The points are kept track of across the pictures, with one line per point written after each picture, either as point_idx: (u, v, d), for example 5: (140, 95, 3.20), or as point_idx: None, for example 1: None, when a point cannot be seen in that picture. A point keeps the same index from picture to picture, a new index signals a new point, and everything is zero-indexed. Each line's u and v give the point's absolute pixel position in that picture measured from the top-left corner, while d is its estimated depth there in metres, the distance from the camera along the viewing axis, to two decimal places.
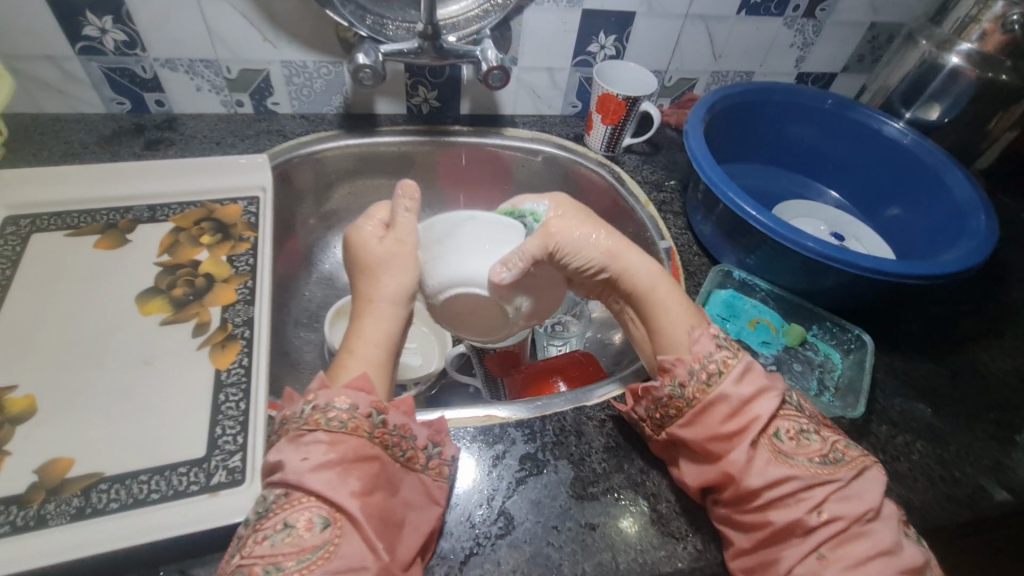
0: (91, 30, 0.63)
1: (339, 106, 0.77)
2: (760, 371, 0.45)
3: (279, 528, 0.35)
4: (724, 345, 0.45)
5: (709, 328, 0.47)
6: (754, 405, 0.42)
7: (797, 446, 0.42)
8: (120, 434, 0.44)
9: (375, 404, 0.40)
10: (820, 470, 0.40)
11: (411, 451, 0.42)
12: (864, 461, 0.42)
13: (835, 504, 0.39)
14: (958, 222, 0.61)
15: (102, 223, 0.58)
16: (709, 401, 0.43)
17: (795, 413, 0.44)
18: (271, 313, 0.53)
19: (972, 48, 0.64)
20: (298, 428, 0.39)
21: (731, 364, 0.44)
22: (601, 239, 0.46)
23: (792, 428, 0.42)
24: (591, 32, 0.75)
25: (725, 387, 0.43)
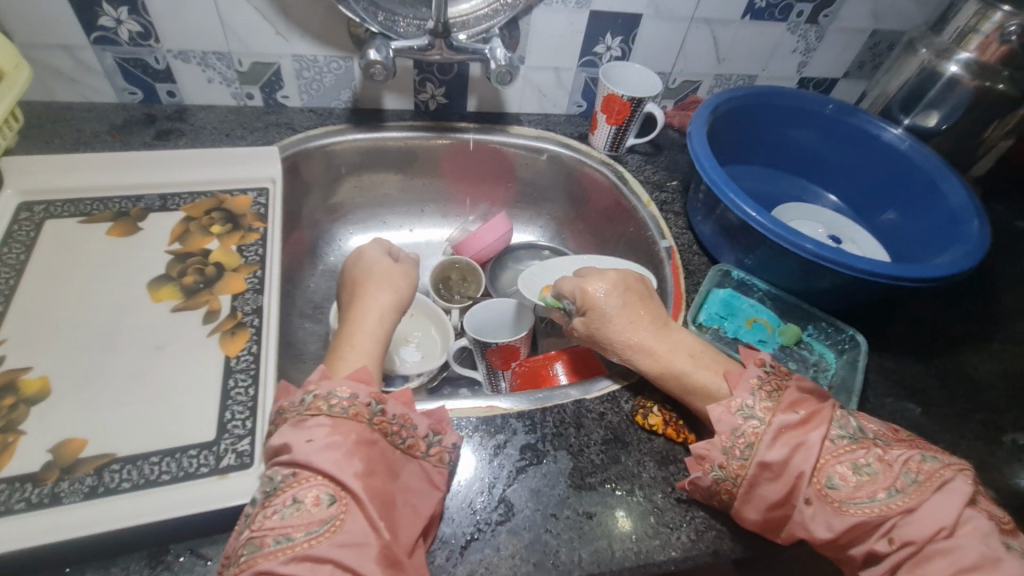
0: (106, 20, 0.64)
1: (347, 101, 0.78)
2: (796, 422, 0.44)
3: (288, 503, 0.37)
4: (751, 415, 0.44)
5: (733, 398, 0.45)
6: (797, 462, 0.42)
7: (856, 485, 0.41)
8: (132, 416, 0.45)
9: (375, 395, 0.43)
10: (887, 505, 0.40)
11: (411, 439, 0.43)
12: (944, 473, 0.40)
13: (907, 531, 0.39)
14: (952, 227, 0.62)
15: (114, 211, 0.59)
16: (752, 477, 0.43)
17: (847, 448, 0.42)
18: (281, 302, 0.54)
19: (971, 57, 0.66)
20: (300, 414, 0.41)
21: (760, 432, 0.44)
22: (629, 305, 0.52)
23: (845, 468, 0.42)
24: (598, 33, 0.76)
25: (761, 457, 0.43)
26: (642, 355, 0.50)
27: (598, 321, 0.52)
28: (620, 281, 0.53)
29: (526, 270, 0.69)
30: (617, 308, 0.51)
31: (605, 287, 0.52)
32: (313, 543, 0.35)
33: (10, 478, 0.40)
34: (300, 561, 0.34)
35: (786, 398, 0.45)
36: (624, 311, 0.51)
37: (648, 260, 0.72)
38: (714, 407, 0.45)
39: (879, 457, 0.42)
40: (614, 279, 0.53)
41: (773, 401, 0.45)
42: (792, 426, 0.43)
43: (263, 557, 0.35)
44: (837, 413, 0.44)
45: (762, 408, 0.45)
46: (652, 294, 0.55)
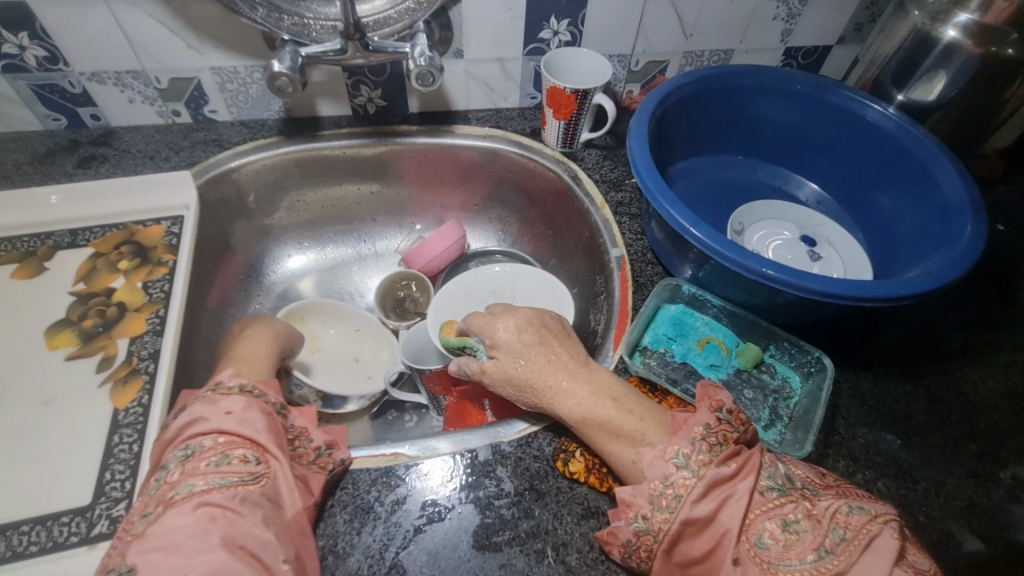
0: (9, 47, 0.61)
1: (279, 111, 0.73)
2: (729, 474, 0.38)
3: (218, 456, 0.37)
4: (684, 465, 0.39)
5: (669, 444, 0.40)
6: (725, 518, 0.37)
7: (786, 545, 0.35)
8: (9, 481, 0.43)
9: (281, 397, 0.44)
10: (816, 569, 0.34)
11: (302, 450, 0.43)
12: (871, 528, 0.35)
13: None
14: (944, 223, 0.53)
15: (21, 251, 0.57)
16: (675, 531, 0.37)
17: (776, 502, 0.37)
18: (179, 345, 0.51)
19: (972, 18, 0.55)
20: (210, 393, 0.41)
21: (691, 483, 0.38)
22: (536, 344, 0.47)
23: (774, 525, 0.36)
24: (541, 17, 0.68)
25: (687, 512, 0.37)
26: (562, 400, 0.44)
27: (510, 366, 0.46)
28: (532, 318, 0.48)
29: (443, 288, 0.66)
30: (530, 347, 0.46)
31: (516, 326, 0.47)
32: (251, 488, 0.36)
33: None
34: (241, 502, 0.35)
35: (724, 449, 0.39)
36: (539, 349, 0.46)
37: (601, 270, 0.65)
38: (647, 450, 0.40)
39: (808, 511, 0.37)
40: (524, 317, 0.48)
41: (711, 453, 0.39)
42: (724, 478, 0.38)
43: (201, 494, 0.35)
44: (767, 461, 0.40)
45: (699, 459, 0.39)
46: (570, 331, 0.50)
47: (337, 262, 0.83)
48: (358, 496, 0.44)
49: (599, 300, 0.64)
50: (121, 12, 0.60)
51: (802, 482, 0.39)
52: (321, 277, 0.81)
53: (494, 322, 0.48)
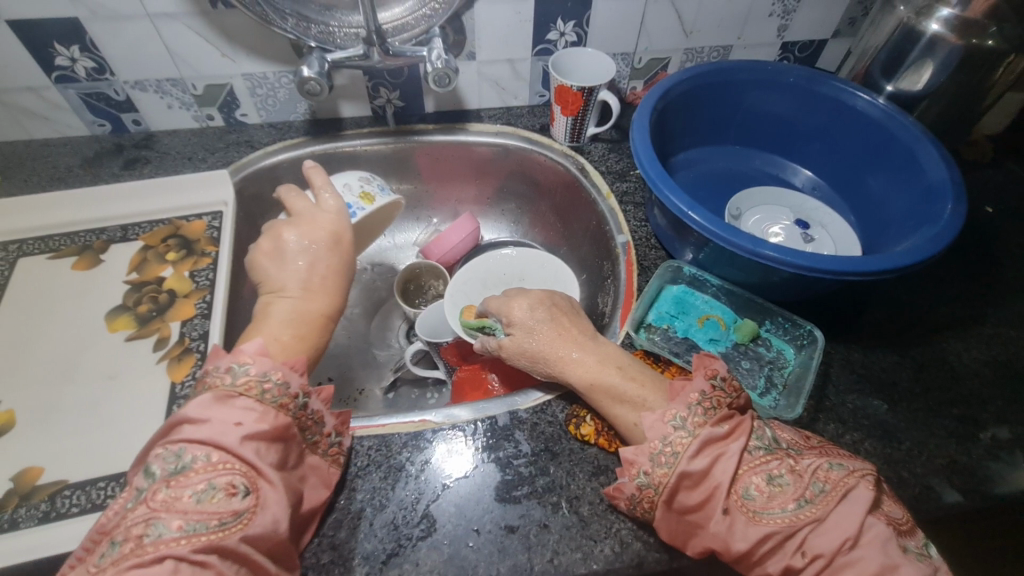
0: (62, 60, 0.67)
1: (305, 113, 0.79)
2: (720, 434, 0.42)
3: (202, 487, 0.37)
4: (681, 426, 0.43)
5: (668, 407, 0.44)
6: (716, 473, 0.41)
7: (770, 496, 0.40)
8: (83, 445, 0.48)
9: (303, 387, 0.45)
10: (796, 516, 0.39)
11: (317, 437, 0.46)
12: (848, 481, 0.40)
13: (816, 541, 0.38)
14: (928, 204, 0.57)
15: (79, 245, 0.62)
16: (674, 484, 0.41)
17: (762, 459, 0.42)
18: (226, 327, 0.56)
19: (952, 13, 0.59)
20: (227, 389, 0.42)
21: (687, 441, 0.42)
22: (548, 320, 0.52)
23: (760, 479, 0.41)
24: (548, 20, 0.72)
25: (685, 466, 0.41)
26: (571, 369, 0.49)
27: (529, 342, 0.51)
28: (542, 298, 0.54)
29: (457, 277, 0.70)
30: (543, 321, 0.52)
31: (528, 304, 0.53)
32: (224, 535, 0.36)
33: None
34: (207, 551, 0.35)
35: (718, 412, 0.43)
36: (551, 325, 0.52)
37: (607, 256, 0.70)
38: (647, 414, 0.44)
39: (791, 467, 0.41)
40: (535, 298, 0.54)
41: (705, 416, 0.43)
42: (717, 437, 0.42)
43: (168, 537, 0.34)
44: (755, 424, 0.44)
45: (694, 421, 0.43)
46: (579, 310, 0.55)
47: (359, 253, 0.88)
48: (390, 456, 0.49)
49: (606, 284, 0.69)
50: (163, 26, 0.66)
51: (788, 444, 0.44)
52: None
53: (510, 302, 0.54)
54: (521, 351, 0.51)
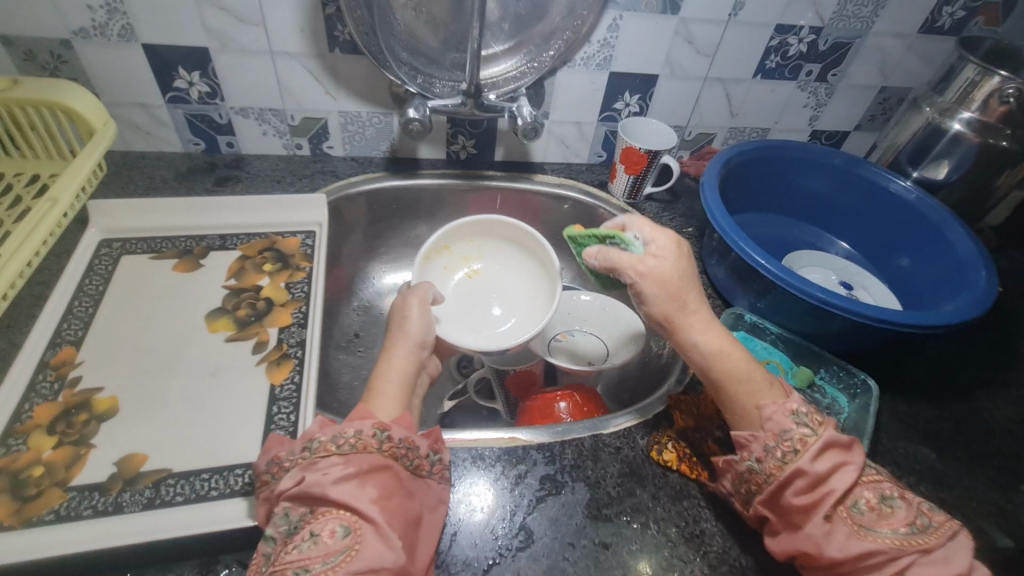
0: (181, 83, 0.73)
1: (386, 151, 0.85)
2: (842, 444, 0.45)
3: (306, 537, 0.38)
4: (803, 423, 0.46)
5: (790, 402, 0.47)
6: (833, 480, 0.43)
7: (879, 514, 0.42)
8: (184, 436, 0.50)
9: (377, 424, 0.44)
10: (906, 539, 0.41)
11: (417, 460, 0.46)
12: (955, 525, 0.42)
13: (920, 570, 0.40)
14: (960, 275, 0.65)
15: (179, 250, 0.66)
16: (787, 477, 0.44)
17: (874, 479, 0.44)
18: (321, 336, 0.60)
19: (973, 116, 0.69)
20: (309, 458, 0.42)
21: (811, 441, 0.44)
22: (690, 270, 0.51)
23: (872, 496, 0.43)
24: (618, 91, 0.82)
25: (804, 464, 0.44)
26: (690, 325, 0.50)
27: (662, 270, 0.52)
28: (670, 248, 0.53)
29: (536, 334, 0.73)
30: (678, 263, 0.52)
31: (670, 241, 0.52)
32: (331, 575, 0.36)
33: (79, 487, 0.45)
34: None
35: (837, 422, 0.47)
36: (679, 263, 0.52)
37: None
38: (770, 405, 0.47)
39: (901, 494, 0.44)
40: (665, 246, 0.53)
41: (822, 418, 0.46)
42: (839, 446, 0.45)
43: None
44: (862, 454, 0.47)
45: (812, 421, 0.46)
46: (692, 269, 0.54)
47: None
48: (485, 468, 0.52)
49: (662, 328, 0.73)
50: (280, 63, 0.73)
51: (890, 474, 0.46)
52: None
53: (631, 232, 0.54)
54: (647, 278, 0.50)
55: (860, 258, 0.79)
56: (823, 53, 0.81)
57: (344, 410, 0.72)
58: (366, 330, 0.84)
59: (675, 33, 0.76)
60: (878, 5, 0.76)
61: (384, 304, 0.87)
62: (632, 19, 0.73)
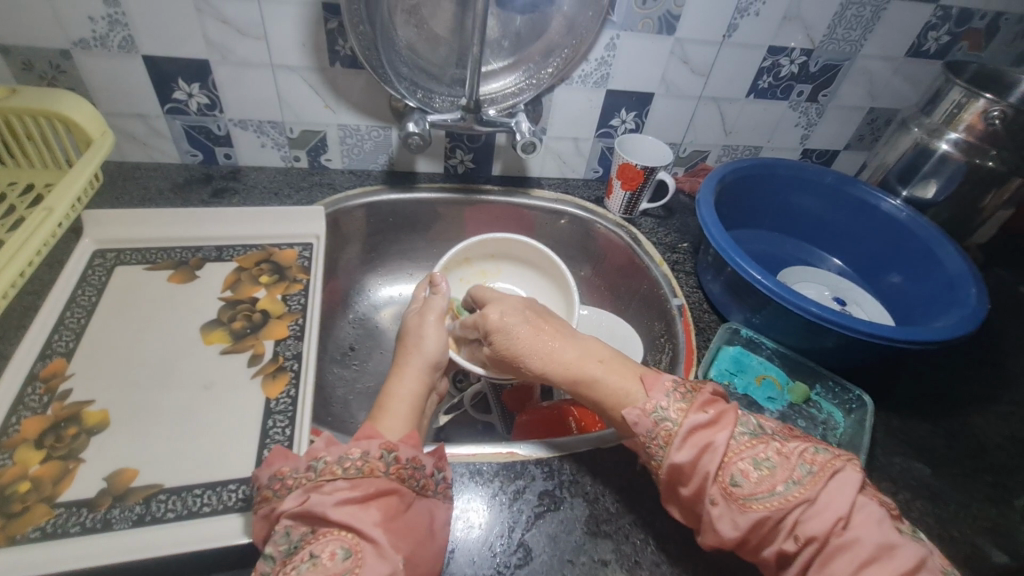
0: (179, 94, 0.73)
1: (384, 164, 0.85)
2: (705, 421, 0.44)
3: (305, 559, 0.37)
4: (666, 416, 0.45)
5: (649, 399, 0.46)
6: (703, 464, 0.42)
7: (758, 480, 0.41)
8: (177, 450, 0.49)
9: (384, 445, 0.44)
10: (785, 499, 0.39)
11: (423, 480, 0.45)
12: (835, 464, 0.41)
13: (808, 525, 0.39)
14: (951, 291, 0.66)
15: (175, 260, 0.66)
16: (665, 475, 0.44)
17: (747, 444, 0.43)
18: (318, 349, 0.59)
19: (960, 137, 0.71)
20: (313, 480, 0.41)
21: (673, 432, 0.44)
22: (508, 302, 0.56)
23: (747, 464, 0.42)
24: (614, 108, 0.83)
25: (672, 459, 0.43)
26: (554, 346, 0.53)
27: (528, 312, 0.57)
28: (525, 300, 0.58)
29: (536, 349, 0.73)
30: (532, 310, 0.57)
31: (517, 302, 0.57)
32: None
33: (67, 503, 0.44)
34: None
35: (697, 397, 0.45)
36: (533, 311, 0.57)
37: (660, 317, 0.75)
38: (630, 411, 0.46)
39: (778, 449, 0.42)
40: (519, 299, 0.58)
41: (686, 401, 0.45)
42: (701, 427, 0.44)
43: None
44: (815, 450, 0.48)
45: (677, 409, 0.45)
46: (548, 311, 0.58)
47: None
48: (483, 483, 0.51)
49: (658, 343, 0.74)
50: (280, 76, 0.73)
51: (772, 431, 0.45)
52: (400, 310, 0.89)
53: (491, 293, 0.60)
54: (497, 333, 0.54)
55: (852, 275, 0.81)
56: (814, 74, 0.83)
57: (338, 424, 0.71)
58: (361, 343, 0.84)
59: (671, 53, 0.77)
60: (867, 29, 0.79)
61: (380, 317, 0.87)
62: (629, 39, 0.75)
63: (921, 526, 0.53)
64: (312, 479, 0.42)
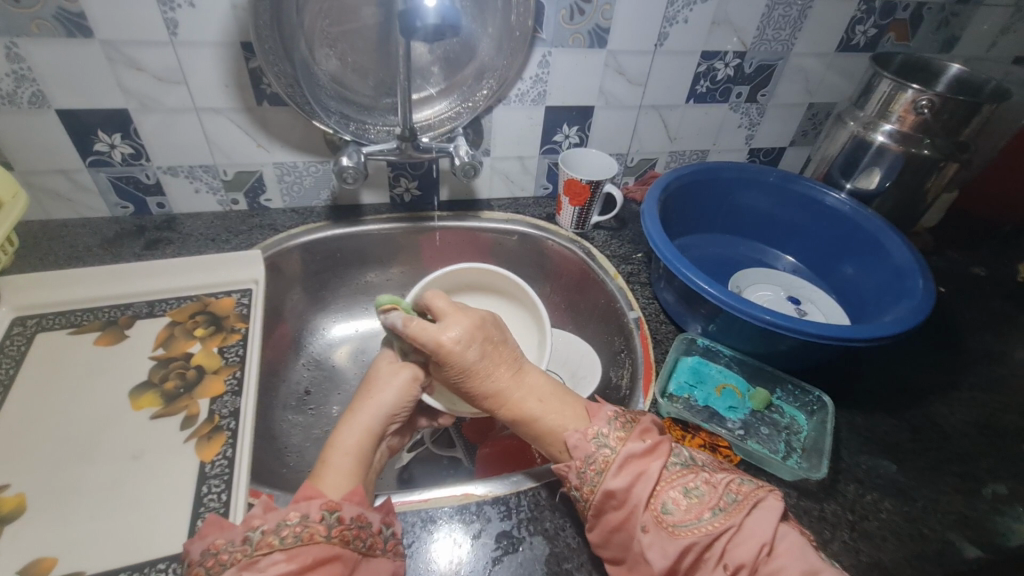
0: (101, 146, 0.69)
1: (327, 200, 0.83)
2: (641, 451, 0.45)
3: None
4: (605, 443, 0.45)
5: (592, 426, 0.47)
6: (636, 490, 0.43)
7: (687, 508, 0.41)
8: (102, 531, 0.45)
9: (325, 505, 0.41)
10: (712, 524, 0.40)
11: (371, 539, 0.42)
12: (757, 493, 0.42)
13: (735, 552, 0.39)
14: (900, 282, 0.66)
15: (102, 320, 0.63)
16: (597, 502, 0.43)
17: (679, 474, 0.44)
18: (257, 404, 0.56)
19: (893, 128, 0.72)
20: (247, 556, 0.38)
21: (611, 459, 0.44)
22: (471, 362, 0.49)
23: (677, 492, 0.43)
24: (555, 124, 0.82)
25: (606, 484, 0.43)
26: (501, 406, 0.50)
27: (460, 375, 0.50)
28: (475, 330, 0.50)
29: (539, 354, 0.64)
30: (476, 363, 0.49)
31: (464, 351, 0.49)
32: None
33: None
34: None
35: (637, 428, 0.47)
36: (480, 365, 0.49)
37: (618, 331, 0.74)
38: (572, 434, 0.46)
39: (706, 480, 0.43)
40: (468, 327, 0.50)
41: (625, 430, 0.46)
42: (637, 455, 0.45)
43: None
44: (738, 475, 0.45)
45: (616, 437, 0.46)
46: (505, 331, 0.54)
47: (371, 332, 0.88)
48: (438, 531, 0.48)
49: (619, 358, 0.72)
50: (207, 119, 0.70)
51: (701, 462, 0.46)
52: (356, 347, 0.86)
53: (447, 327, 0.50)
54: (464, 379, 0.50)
55: (806, 271, 0.81)
56: (749, 75, 0.83)
57: (293, 475, 0.68)
58: (317, 387, 0.81)
59: (606, 65, 0.77)
60: (795, 28, 0.80)
61: (336, 356, 0.84)
62: (561, 55, 0.74)
63: (891, 527, 0.52)
64: (234, 554, 0.38)
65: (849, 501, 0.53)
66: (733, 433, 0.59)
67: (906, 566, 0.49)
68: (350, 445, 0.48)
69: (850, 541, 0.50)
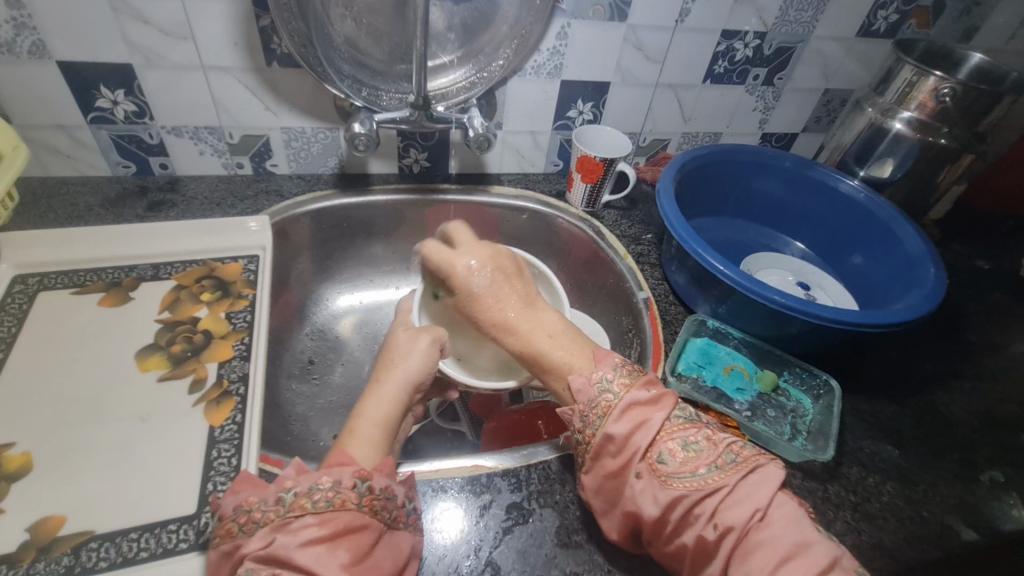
0: (103, 102, 0.67)
1: (334, 167, 0.81)
2: (646, 400, 0.45)
3: None
4: (608, 388, 0.45)
5: (595, 371, 0.46)
6: (635, 439, 0.43)
7: (683, 461, 0.41)
8: (113, 490, 0.45)
9: (358, 474, 0.41)
10: (705, 480, 0.40)
11: (395, 512, 0.42)
12: (759, 458, 0.41)
13: (726, 512, 0.38)
14: (911, 271, 0.67)
15: (106, 281, 0.61)
16: (598, 445, 0.44)
17: (681, 427, 0.43)
18: (266, 370, 0.56)
19: (912, 115, 0.71)
20: (280, 517, 0.38)
21: (613, 404, 0.44)
22: (477, 283, 0.51)
23: (676, 444, 0.42)
24: (570, 99, 0.81)
25: (607, 429, 0.43)
26: (509, 337, 0.50)
27: (465, 302, 0.51)
28: (489, 258, 0.52)
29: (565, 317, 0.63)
30: (482, 290, 0.51)
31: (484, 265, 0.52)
32: None
33: None
34: None
35: (643, 376, 0.46)
36: (486, 292, 0.50)
37: (626, 311, 0.74)
38: (576, 378, 0.46)
39: (708, 435, 0.43)
40: (486, 257, 0.52)
41: (631, 377, 0.46)
42: (642, 403, 0.44)
43: None
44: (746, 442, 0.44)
45: (620, 382, 0.45)
46: (524, 271, 0.54)
47: (376, 304, 0.87)
48: (450, 501, 0.49)
49: (627, 337, 0.72)
50: (214, 78, 0.68)
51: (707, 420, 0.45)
52: (361, 318, 0.86)
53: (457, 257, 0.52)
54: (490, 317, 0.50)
55: (815, 257, 0.81)
56: (768, 57, 0.82)
57: (298, 443, 0.68)
58: (320, 357, 0.80)
59: (624, 40, 0.75)
60: (818, 10, 0.78)
61: (340, 327, 0.84)
62: (580, 26, 0.72)
63: (892, 510, 0.53)
64: (267, 513, 0.38)
65: (853, 483, 0.54)
66: (741, 414, 0.59)
67: (906, 546, 0.50)
68: (379, 415, 0.47)
69: (853, 522, 0.51)
